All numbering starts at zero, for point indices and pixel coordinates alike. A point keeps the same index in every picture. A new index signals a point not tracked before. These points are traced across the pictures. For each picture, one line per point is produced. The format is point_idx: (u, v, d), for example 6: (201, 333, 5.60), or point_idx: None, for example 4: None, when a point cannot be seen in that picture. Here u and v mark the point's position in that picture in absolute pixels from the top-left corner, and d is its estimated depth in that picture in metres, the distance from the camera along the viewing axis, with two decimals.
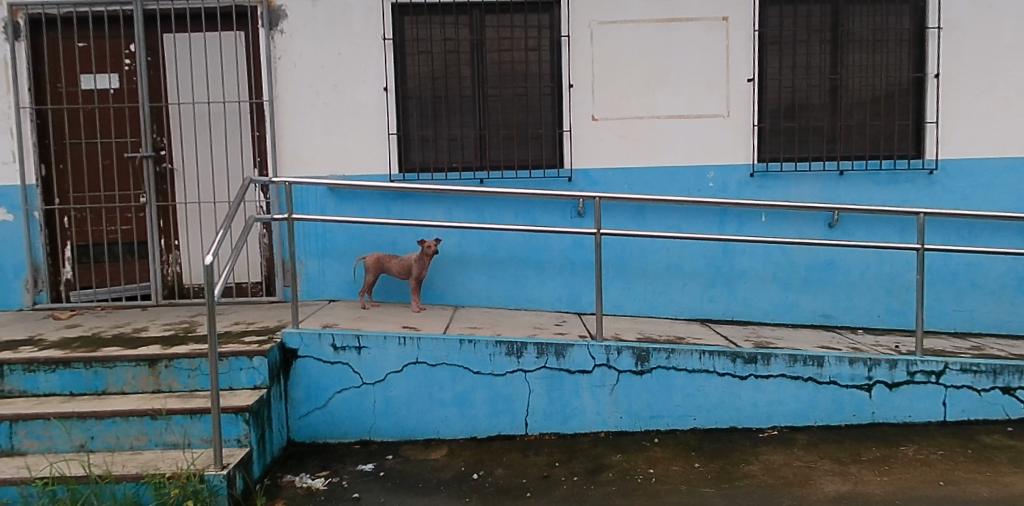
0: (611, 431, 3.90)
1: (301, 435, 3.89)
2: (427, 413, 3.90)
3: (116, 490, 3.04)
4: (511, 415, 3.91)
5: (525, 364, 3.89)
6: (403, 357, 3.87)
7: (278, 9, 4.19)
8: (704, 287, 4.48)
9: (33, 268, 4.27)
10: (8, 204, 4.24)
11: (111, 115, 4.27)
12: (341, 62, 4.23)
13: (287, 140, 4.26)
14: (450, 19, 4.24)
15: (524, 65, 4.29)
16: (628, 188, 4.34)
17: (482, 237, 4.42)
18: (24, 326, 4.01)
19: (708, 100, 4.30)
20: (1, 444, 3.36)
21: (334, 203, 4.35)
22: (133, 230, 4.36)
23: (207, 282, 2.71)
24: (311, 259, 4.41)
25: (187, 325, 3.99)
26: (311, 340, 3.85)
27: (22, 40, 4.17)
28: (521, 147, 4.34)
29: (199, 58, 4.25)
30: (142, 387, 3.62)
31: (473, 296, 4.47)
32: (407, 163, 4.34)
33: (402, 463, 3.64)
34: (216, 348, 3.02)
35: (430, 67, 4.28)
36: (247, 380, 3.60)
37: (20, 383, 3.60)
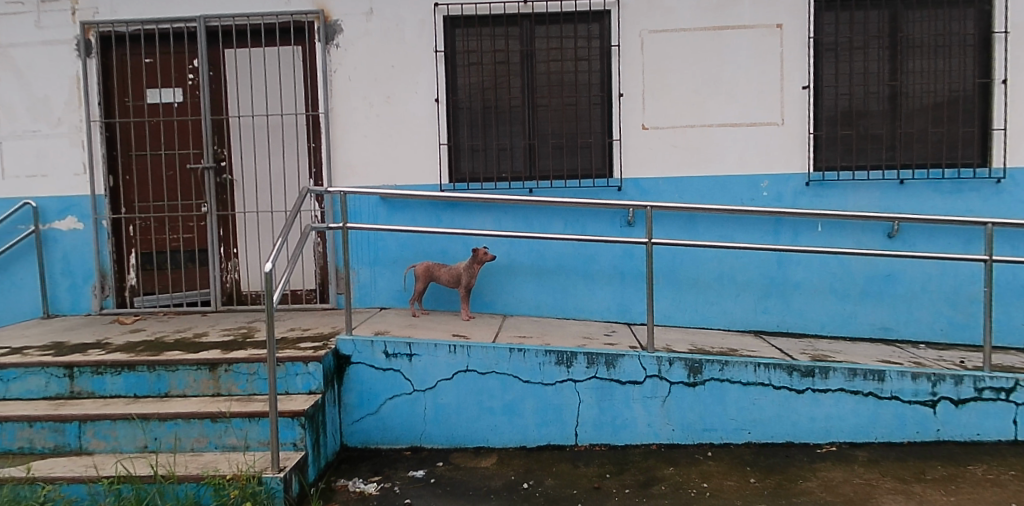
0: (663, 443, 3.85)
1: (354, 440, 3.96)
2: (477, 422, 3.91)
3: (178, 490, 3.15)
4: (561, 424, 3.89)
5: (575, 374, 3.87)
6: (454, 365, 3.90)
7: (334, 24, 4.29)
8: (758, 299, 4.40)
9: (101, 274, 4.44)
10: (77, 213, 4.41)
11: (175, 127, 4.42)
12: (393, 74, 4.31)
13: (342, 151, 4.35)
14: (499, 30, 4.29)
15: (573, 75, 4.30)
16: (679, 197, 4.30)
17: (531, 246, 4.43)
18: (93, 330, 4.16)
19: (762, 107, 4.25)
20: (71, 443, 3.51)
21: (386, 212, 4.42)
22: (195, 238, 4.50)
23: (266, 289, 2.79)
24: (363, 268, 4.48)
25: (244, 330, 4.10)
26: (364, 347, 3.92)
27: (93, 56, 4.35)
28: (570, 157, 4.34)
29: (259, 72, 4.38)
30: (203, 391, 3.74)
31: (522, 305, 4.47)
32: (457, 173, 4.38)
33: (452, 471, 3.66)
34: (273, 354, 3.14)
35: (479, 78, 4.33)
36: (303, 385, 3.70)
37: (89, 384, 3.75)
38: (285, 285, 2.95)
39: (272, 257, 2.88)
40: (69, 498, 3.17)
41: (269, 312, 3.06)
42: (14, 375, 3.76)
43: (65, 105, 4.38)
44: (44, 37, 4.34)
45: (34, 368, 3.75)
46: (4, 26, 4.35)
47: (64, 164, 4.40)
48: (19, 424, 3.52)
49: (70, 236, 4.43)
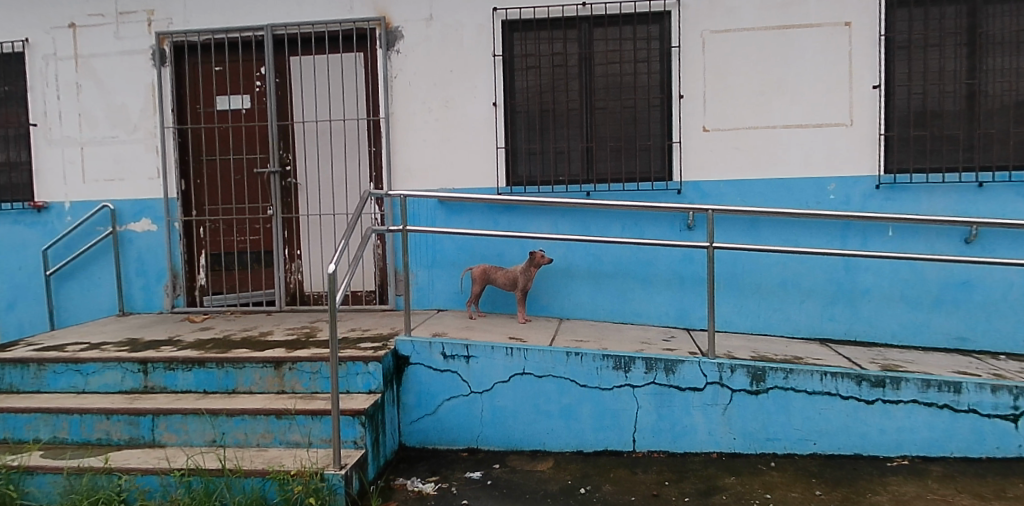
0: (724, 452, 3.76)
1: (412, 439, 4.00)
2: (534, 425, 3.91)
3: (244, 484, 3.25)
4: (619, 429, 3.84)
5: (633, 379, 3.83)
6: (511, 367, 3.91)
7: (395, 30, 4.37)
8: (824, 305, 4.26)
9: (173, 274, 4.60)
10: (151, 215, 4.59)
11: (243, 132, 4.57)
12: (452, 78, 4.36)
13: (401, 155, 4.42)
14: (557, 34, 4.30)
15: (632, 77, 4.26)
16: (741, 200, 4.22)
17: (588, 249, 4.40)
18: (165, 327, 4.32)
19: (829, 107, 4.13)
20: (145, 436, 3.66)
21: (444, 216, 4.46)
22: (261, 239, 4.64)
23: (330, 290, 2.87)
24: (421, 270, 4.53)
25: (308, 330, 4.20)
26: (423, 348, 3.97)
27: (167, 65, 4.53)
28: (629, 160, 4.30)
29: (322, 78, 4.49)
30: (268, 387, 3.84)
31: (579, 309, 4.45)
32: (514, 177, 4.39)
33: (509, 473, 3.66)
34: (336, 353, 3.21)
35: (537, 82, 4.32)
36: (364, 384, 3.78)
37: (161, 379, 3.90)
38: (348, 286, 3.03)
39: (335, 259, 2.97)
40: (143, 488, 3.30)
41: (332, 312, 3.15)
42: (92, 369, 3.93)
43: (141, 112, 4.57)
44: (122, 47, 4.55)
45: (110, 363, 3.91)
46: (86, 38, 4.58)
47: (139, 168, 4.59)
48: (97, 416, 3.68)
49: (144, 238, 4.61)
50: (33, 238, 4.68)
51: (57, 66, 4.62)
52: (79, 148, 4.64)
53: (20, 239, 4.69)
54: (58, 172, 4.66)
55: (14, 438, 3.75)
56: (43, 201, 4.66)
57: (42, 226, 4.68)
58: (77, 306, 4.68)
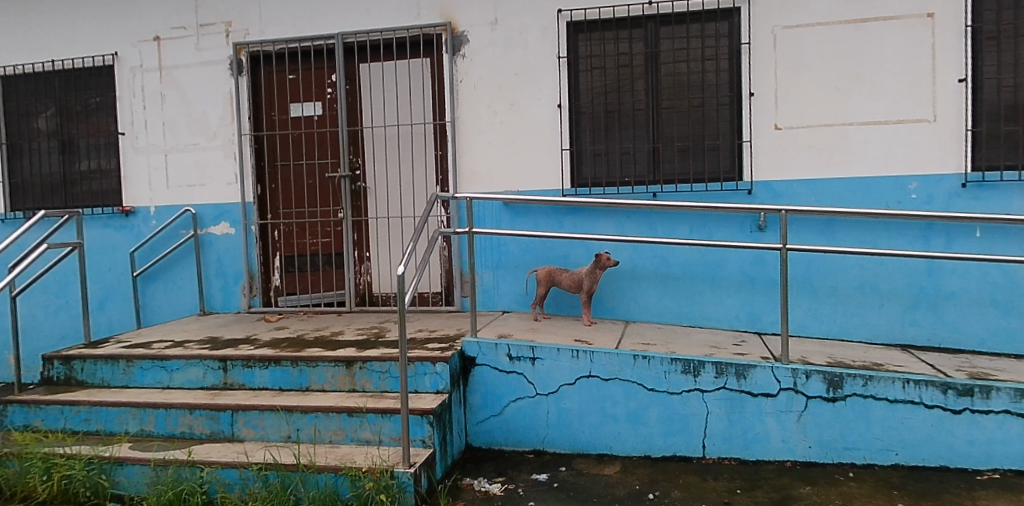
0: (798, 460, 3.64)
1: (479, 440, 4.04)
2: (600, 428, 3.88)
3: (318, 479, 3.34)
4: (688, 435, 3.78)
5: (703, 383, 3.75)
6: (577, 370, 3.89)
7: (461, 35, 4.43)
8: (905, 310, 4.08)
9: (249, 275, 4.78)
10: (229, 219, 4.78)
11: (315, 138, 4.71)
12: (517, 81, 4.38)
13: (467, 158, 4.47)
14: (623, 33, 4.26)
15: (700, 75, 4.19)
16: (816, 200, 4.09)
17: (655, 251, 4.35)
18: (243, 326, 4.49)
19: (910, 103, 3.96)
20: (225, 430, 3.81)
21: (509, 218, 4.49)
22: (332, 242, 4.77)
23: (399, 291, 2.93)
24: (487, 271, 4.57)
25: (377, 330, 4.29)
26: (489, 349, 3.99)
27: (244, 74, 4.71)
28: (697, 160, 4.23)
29: (390, 84, 4.59)
30: (340, 386, 3.95)
31: (645, 311, 4.40)
32: (579, 178, 4.37)
33: (576, 476, 3.65)
34: (405, 353, 3.27)
35: (603, 82, 4.29)
36: (432, 384, 3.83)
37: (240, 376, 4.05)
38: (416, 287, 3.08)
39: (404, 261, 3.03)
40: (224, 481, 3.44)
41: (401, 313, 3.21)
42: (176, 366, 4.10)
43: (220, 120, 4.77)
44: (203, 58, 4.77)
45: (192, 360, 4.08)
46: (170, 50, 4.81)
47: (219, 174, 4.79)
48: (181, 411, 3.85)
49: (223, 240, 4.80)
50: (122, 241, 4.94)
51: (143, 78, 4.88)
52: (163, 155, 4.87)
53: (111, 242, 4.96)
54: (144, 178, 4.91)
55: (106, 431, 3.96)
56: (131, 206, 4.92)
57: (130, 230, 4.94)
58: (161, 306, 4.91)
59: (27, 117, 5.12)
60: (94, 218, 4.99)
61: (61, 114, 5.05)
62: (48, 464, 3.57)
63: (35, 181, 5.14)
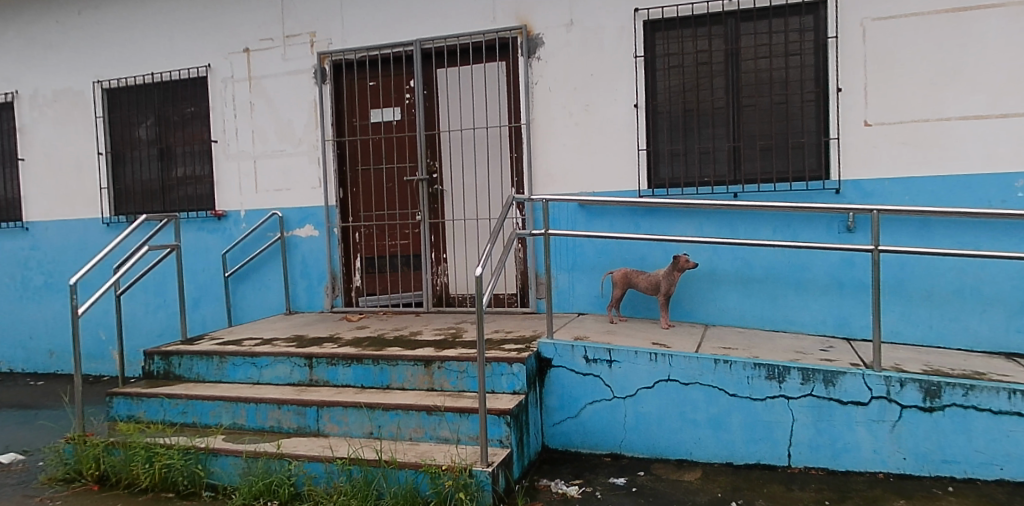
0: (892, 472, 3.47)
1: (555, 442, 4.03)
2: (680, 433, 3.81)
3: (399, 475, 3.41)
4: (772, 443, 3.66)
5: (788, 390, 3.62)
6: (655, 373, 3.83)
7: (536, 37, 4.45)
8: (1010, 316, 3.83)
9: (332, 276, 4.94)
10: (313, 222, 4.96)
11: (394, 143, 4.83)
12: (593, 82, 4.37)
13: (543, 159, 4.49)
14: (701, 31, 4.18)
15: (783, 71, 4.07)
16: (910, 199, 3.89)
17: (736, 253, 4.26)
18: (326, 325, 4.66)
19: (1016, 95, 3.72)
20: (311, 425, 3.95)
21: (585, 219, 4.49)
22: (410, 244, 4.88)
23: (476, 292, 2.97)
24: (562, 273, 4.57)
25: (454, 331, 4.36)
26: (565, 351, 3.99)
27: (327, 82, 4.89)
28: (780, 158, 4.10)
29: (467, 88, 4.66)
30: (419, 385, 4.03)
31: (725, 314, 4.31)
32: (656, 179, 4.31)
33: (654, 482, 3.59)
34: (483, 354, 3.30)
35: (680, 81, 4.22)
36: (508, 385, 3.85)
37: (324, 374, 4.19)
38: (493, 288, 3.11)
39: (481, 263, 3.06)
40: (310, 474, 3.57)
41: (479, 314, 3.24)
42: (265, 362, 4.28)
43: (305, 127, 4.96)
44: (289, 68, 4.97)
45: (280, 358, 4.25)
46: (259, 61, 5.04)
47: (304, 179, 4.98)
48: (270, 406, 4.02)
49: (308, 242, 4.98)
50: (215, 243, 5.21)
51: (234, 88, 5.13)
52: (252, 161, 5.10)
53: (204, 244, 5.24)
54: (235, 183, 5.16)
55: (201, 423, 4.18)
56: (222, 210, 5.18)
57: (222, 232, 5.20)
58: (250, 305, 5.14)
59: (129, 127, 5.47)
60: (189, 222, 5.29)
61: (159, 124, 5.37)
62: (150, 453, 3.79)
63: (136, 187, 5.48)
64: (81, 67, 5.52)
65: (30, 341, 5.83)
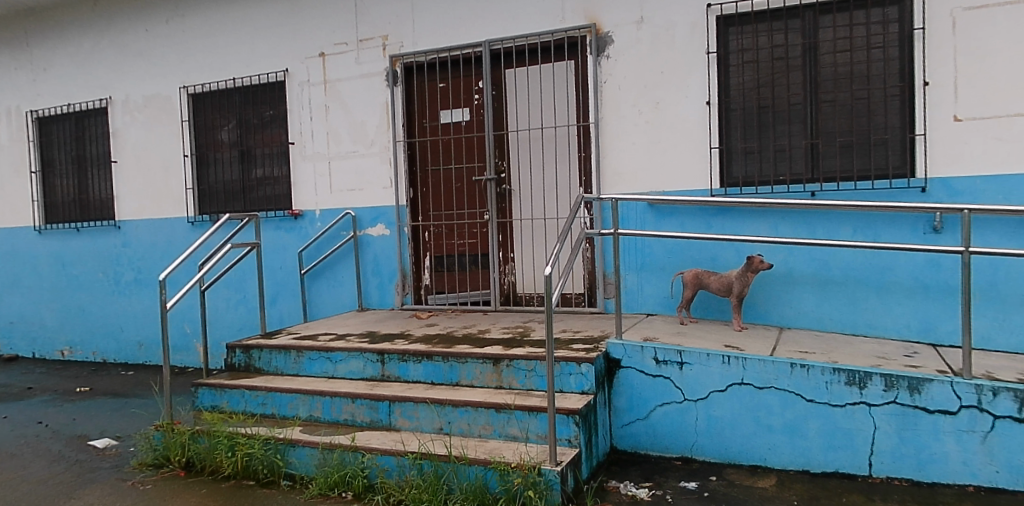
0: (983, 486, 3.29)
1: (624, 443, 4.00)
2: (754, 438, 3.71)
3: (469, 471, 3.43)
4: (852, 451, 3.52)
5: (869, 397, 3.47)
6: (728, 377, 3.74)
7: (606, 36, 4.43)
8: None
9: (402, 274, 5.05)
10: (384, 221, 5.08)
11: (463, 143, 4.89)
12: (663, 80, 4.31)
13: (612, 158, 4.47)
14: (777, 25, 4.05)
15: (865, 65, 3.91)
16: (1005, 199, 3.67)
17: (813, 254, 4.13)
18: (397, 322, 4.77)
19: None
20: (383, 419, 4.06)
21: (654, 219, 4.45)
22: (478, 243, 4.93)
23: (546, 291, 2.98)
24: (630, 273, 4.54)
25: (522, 329, 4.39)
26: (634, 352, 3.95)
27: (399, 84, 4.99)
28: (862, 156, 3.94)
29: (535, 88, 4.68)
30: (488, 382, 4.07)
31: (801, 317, 4.19)
32: (729, 177, 4.23)
33: (727, 487, 3.52)
34: (553, 353, 3.30)
35: (755, 77, 4.12)
36: (577, 385, 3.85)
37: (396, 370, 4.29)
38: (562, 288, 3.10)
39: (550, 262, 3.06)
40: (382, 467, 3.64)
41: (549, 313, 3.24)
42: (340, 357, 4.42)
43: (377, 129, 5.08)
44: (362, 71, 5.11)
45: (354, 353, 4.37)
46: (333, 65, 5.20)
47: (376, 179, 5.11)
48: (344, 399, 4.14)
49: (379, 241, 5.11)
50: (291, 241, 5.41)
51: (310, 91, 5.30)
52: (327, 162, 5.27)
53: (281, 242, 5.45)
54: (310, 183, 5.34)
55: (280, 414, 4.34)
56: (298, 210, 5.37)
57: (298, 231, 5.39)
58: (324, 301, 5.31)
59: (212, 130, 5.73)
60: (268, 221, 5.50)
61: (240, 127, 5.61)
62: (233, 442, 3.97)
63: (218, 188, 5.75)
64: (168, 74, 5.82)
65: (122, 333, 6.21)
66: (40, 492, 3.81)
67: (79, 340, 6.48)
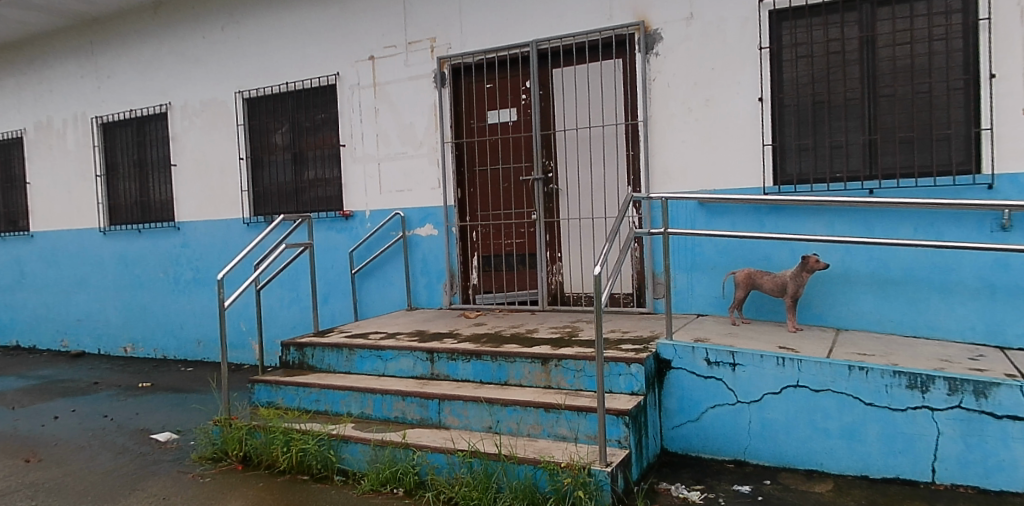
0: None
1: (675, 445, 3.96)
2: (809, 442, 3.61)
3: (518, 470, 3.44)
4: (913, 456, 3.38)
5: (932, 401, 3.33)
6: (782, 379, 3.65)
7: (655, 33, 4.39)
8: None
9: (451, 274, 5.10)
10: (432, 221, 5.14)
11: (510, 144, 4.92)
12: (714, 76, 4.25)
13: (660, 157, 4.43)
14: (833, 18, 3.94)
15: (927, 58, 3.77)
16: None
17: (871, 253, 4.02)
18: (445, 321, 4.82)
19: None
20: (433, 417, 4.10)
21: (704, 218, 4.41)
22: (525, 243, 4.95)
23: (596, 290, 2.96)
24: (680, 273, 4.50)
25: (570, 329, 4.38)
26: (685, 353, 3.90)
27: (446, 86, 5.04)
28: (923, 152, 3.80)
29: (583, 87, 4.67)
30: (536, 382, 4.07)
31: (859, 318, 4.08)
32: (782, 175, 4.14)
33: (781, 491, 3.43)
34: (601, 353, 3.28)
35: (809, 71, 4.02)
36: (626, 385, 3.82)
37: (445, 368, 4.33)
38: (611, 287, 3.08)
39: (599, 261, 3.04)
40: (433, 464, 3.69)
41: (596, 313, 3.20)
42: (390, 355, 4.49)
43: (426, 130, 5.14)
44: (411, 73, 5.18)
45: (404, 352, 4.44)
46: (383, 67, 5.29)
47: (424, 180, 5.17)
48: (395, 397, 4.21)
49: (428, 241, 5.17)
50: (342, 242, 5.52)
51: (360, 94, 5.40)
52: (376, 164, 5.36)
53: (332, 243, 5.57)
54: (361, 185, 5.44)
55: (333, 411, 4.44)
56: (349, 211, 5.48)
57: (348, 232, 5.50)
58: (374, 301, 5.41)
59: (265, 133, 5.90)
60: (319, 222, 5.63)
61: (293, 130, 5.75)
62: (288, 437, 4.07)
63: (271, 190, 5.91)
64: (223, 79, 6.01)
65: (181, 331, 6.44)
66: (107, 483, 3.98)
67: (141, 337, 6.75)
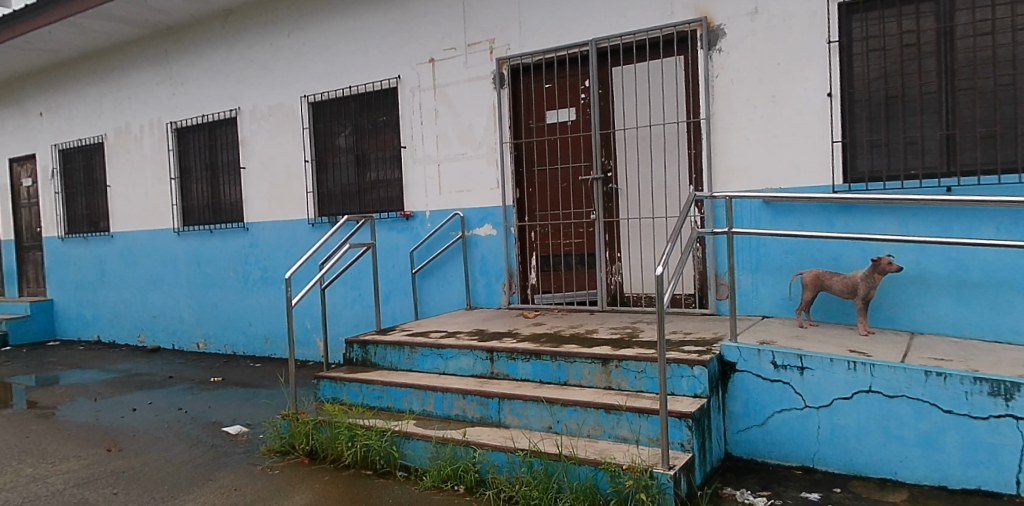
0: None
1: (740, 449, 3.89)
2: (883, 449, 3.47)
3: (579, 471, 3.42)
4: (997, 467, 3.20)
5: (1018, 409, 3.14)
6: (854, 383, 3.52)
7: (718, 28, 4.31)
8: None
9: (509, 274, 5.14)
10: (491, 221, 5.18)
11: (569, 143, 4.92)
12: (780, 72, 4.14)
13: (723, 155, 4.35)
14: (908, 9, 3.78)
15: (1011, 48, 3.56)
16: None
17: (950, 253, 3.84)
18: (504, 321, 4.86)
19: None
20: (493, 416, 4.14)
21: (770, 217, 4.32)
22: (585, 242, 4.94)
23: (658, 291, 2.91)
24: (744, 274, 4.42)
25: (630, 330, 4.35)
26: (750, 355, 3.81)
27: (505, 87, 5.07)
28: (1007, 147, 3.60)
29: (644, 85, 4.63)
30: (597, 382, 4.05)
31: (937, 322, 3.91)
32: (853, 172, 4.00)
33: (853, 500, 3.32)
34: (664, 354, 3.22)
35: (882, 65, 3.87)
36: (688, 388, 3.75)
37: (504, 367, 4.36)
38: (674, 287, 3.02)
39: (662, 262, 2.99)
40: (493, 462, 3.71)
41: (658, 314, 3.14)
42: (451, 354, 4.56)
43: (485, 131, 5.18)
44: (470, 75, 5.23)
45: (464, 350, 4.49)
46: (442, 69, 5.36)
47: (483, 180, 5.22)
48: (456, 395, 4.27)
49: (486, 241, 5.21)
50: (403, 241, 5.64)
51: (421, 96, 5.49)
52: (436, 165, 5.45)
53: (393, 242, 5.69)
54: (421, 186, 5.54)
55: (395, 408, 4.53)
56: (410, 211, 5.58)
57: (409, 231, 5.61)
58: (434, 299, 5.49)
59: (328, 136, 6.07)
60: (380, 222, 5.76)
61: (355, 132, 5.91)
62: (352, 433, 4.18)
63: (334, 191, 6.08)
64: (288, 84, 6.22)
65: (249, 327, 6.70)
66: (182, 472, 4.16)
67: (211, 333, 7.04)
